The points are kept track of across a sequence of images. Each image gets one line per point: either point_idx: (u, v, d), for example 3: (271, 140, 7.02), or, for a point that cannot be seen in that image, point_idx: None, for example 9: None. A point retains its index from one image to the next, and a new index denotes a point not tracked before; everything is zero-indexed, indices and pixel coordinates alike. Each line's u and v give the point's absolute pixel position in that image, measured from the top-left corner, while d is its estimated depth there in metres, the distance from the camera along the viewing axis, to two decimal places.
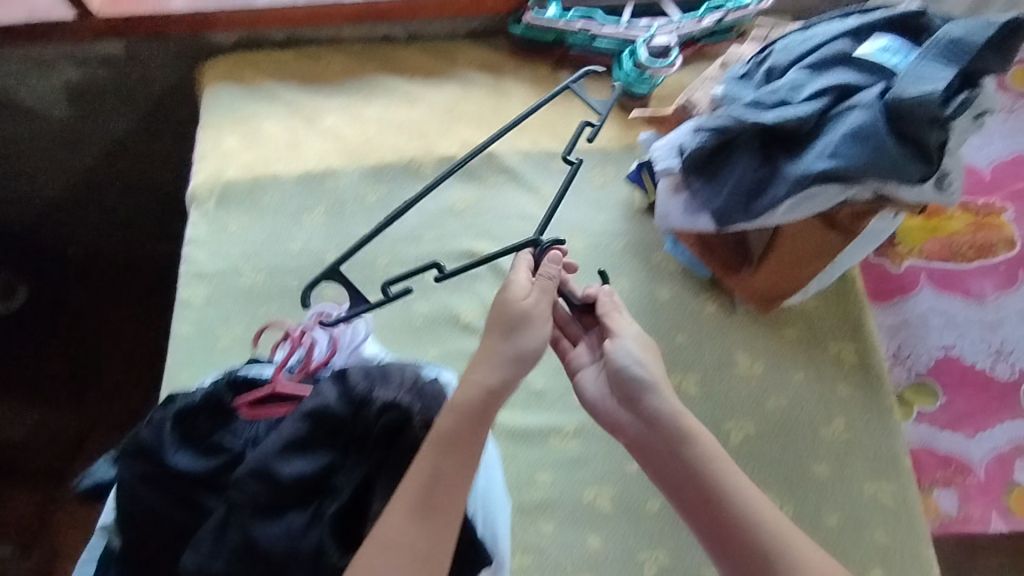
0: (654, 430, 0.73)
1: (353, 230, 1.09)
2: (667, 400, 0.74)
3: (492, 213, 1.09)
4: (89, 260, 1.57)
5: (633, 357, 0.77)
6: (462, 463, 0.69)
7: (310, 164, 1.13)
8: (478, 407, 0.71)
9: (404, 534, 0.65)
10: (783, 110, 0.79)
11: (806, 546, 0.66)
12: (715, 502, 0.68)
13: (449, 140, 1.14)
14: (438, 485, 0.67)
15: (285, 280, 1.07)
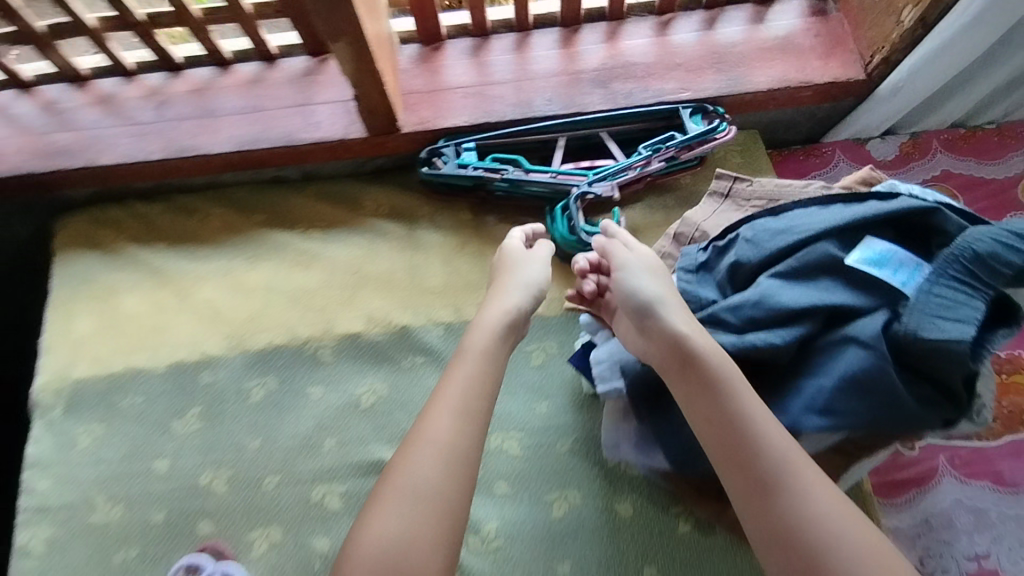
0: (664, 352, 0.62)
1: (233, 440, 0.87)
2: (682, 320, 0.62)
3: (409, 406, 0.88)
4: None
5: (654, 276, 0.68)
6: (484, 374, 0.66)
7: (181, 353, 0.92)
8: (495, 328, 0.69)
9: (442, 438, 0.61)
10: (749, 338, 0.60)
11: (828, 489, 0.53)
12: (727, 435, 0.56)
13: (353, 311, 0.93)
14: (472, 389, 0.64)
15: (147, 513, 0.84)
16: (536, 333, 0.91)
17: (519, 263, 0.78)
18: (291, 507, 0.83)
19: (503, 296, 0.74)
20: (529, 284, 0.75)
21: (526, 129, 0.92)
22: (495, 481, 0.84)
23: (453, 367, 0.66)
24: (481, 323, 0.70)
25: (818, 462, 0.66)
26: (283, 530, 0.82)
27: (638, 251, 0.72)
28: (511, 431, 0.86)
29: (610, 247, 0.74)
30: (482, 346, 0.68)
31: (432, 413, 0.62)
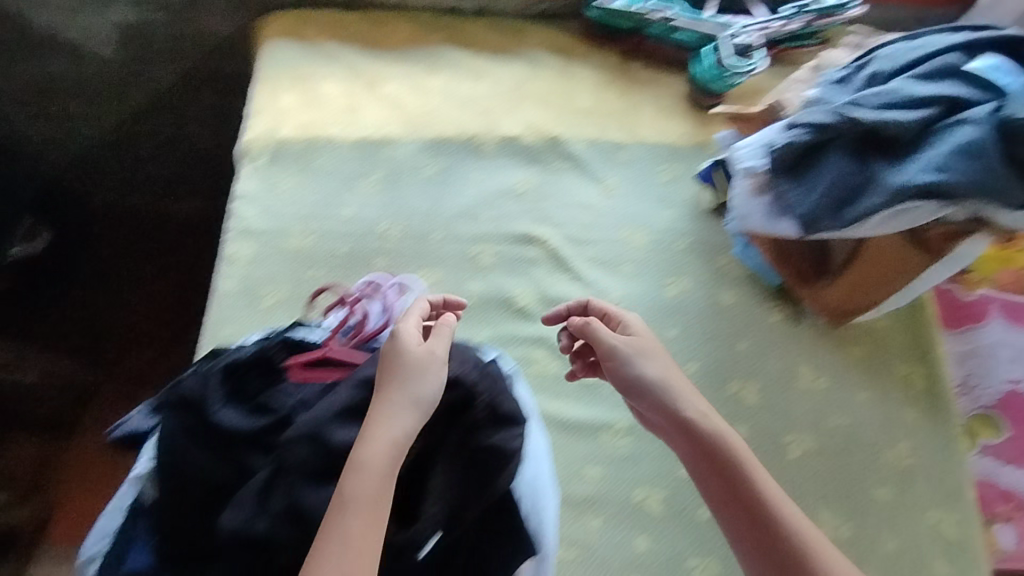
0: (680, 441, 0.71)
1: (408, 202, 1.05)
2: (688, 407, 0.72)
3: (555, 198, 1.05)
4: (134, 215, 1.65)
5: (651, 361, 0.74)
6: (370, 529, 0.62)
7: (367, 131, 1.09)
8: (379, 480, 0.64)
9: None
10: (885, 113, 0.76)
11: (834, 555, 0.65)
12: (739, 507, 0.67)
13: (513, 119, 1.09)
14: (353, 545, 0.61)
15: (334, 246, 1.02)
16: (666, 157, 1.07)
17: (412, 380, 0.71)
18: (451, 256, 1.01)
19: (392, 418, 0.68)
20: (410, 412, 0.69)
21: None
22: (621, 263, 1.01)
23: (346, 516, 0.62)
24: (367, 473, 0.64)
25: (907, 241, 0.83)
26: (444, 272, 1.00)
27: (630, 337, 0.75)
28: (638, 228, 1.03)
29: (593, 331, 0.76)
30: (374, 495, 0.64)
31: (335, 545, 0.61)
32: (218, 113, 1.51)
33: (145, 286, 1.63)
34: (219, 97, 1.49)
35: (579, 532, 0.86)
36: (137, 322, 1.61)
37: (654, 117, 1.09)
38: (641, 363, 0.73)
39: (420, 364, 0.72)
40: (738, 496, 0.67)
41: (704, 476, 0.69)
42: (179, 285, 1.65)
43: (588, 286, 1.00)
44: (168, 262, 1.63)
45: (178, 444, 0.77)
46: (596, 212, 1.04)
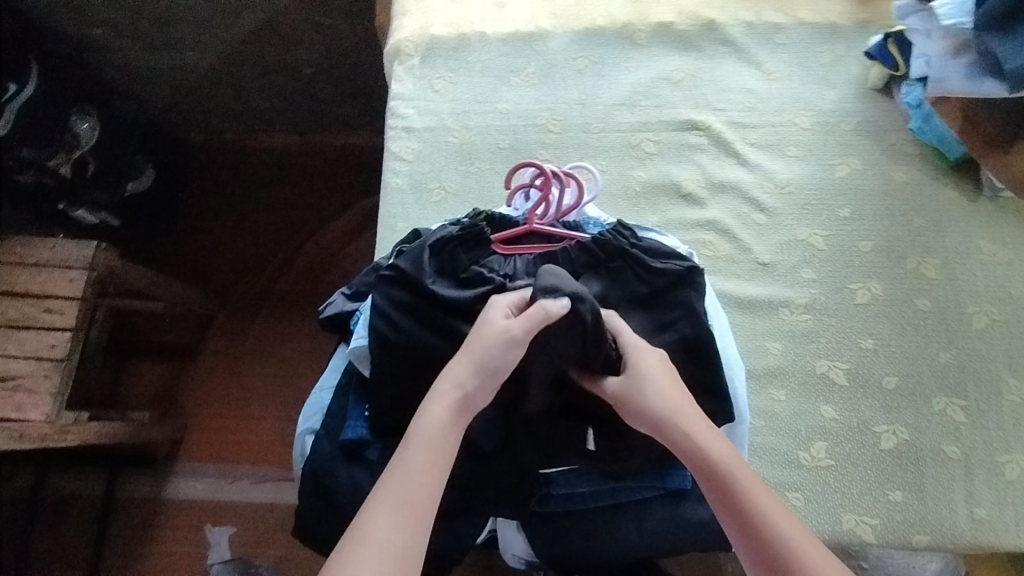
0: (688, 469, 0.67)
1: (565, 94, 1.05)
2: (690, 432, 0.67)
3: (713, 84, 1.03)
4: (242, 152, 1.76)
5: (648, 384, 0.69)
6: (429, 468, 0.65)
7: (517, 25, 1.08)
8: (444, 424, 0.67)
9: (383, 532, 0.60)
10: None
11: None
12: (745, 537, 0.61)
13: (665, 6, 1.07)
14: (415, 478, 0.64)
15: (495, 140, 1.03)
16: (826, 38, 1.04)
17: (488, 347, 0.69)
18: (613, 146, 1.01)
19: (453, 381, 0.69)
20: (466, 381, 0.69)
21: None
22: (787, 145, 1.00)
23: (404, 454, 0.65)
24: (429, 420, 0.67)
25: None
26: (608, 162, 1.00)
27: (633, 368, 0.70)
28: (801, 110, 1.01)
29: (590, 375, 0.73)
30: (440, 434, 0.67)
31: (392, 481, 0.63)
32: (328, 35, 1.52)
33: (255, 214, 1.73)
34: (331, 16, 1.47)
35: (765, 402, 0.87)
36: (252, 249, 1.71)
37: None
38: (641, 394, 0.69)
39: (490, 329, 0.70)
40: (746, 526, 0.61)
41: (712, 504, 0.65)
42: (285, 210, 1.73)
43: (754, 170, 0.99)
44: (275, 187, 1.75)
45: (395, 315, 0.80)
46: (757, 97, 1.02)
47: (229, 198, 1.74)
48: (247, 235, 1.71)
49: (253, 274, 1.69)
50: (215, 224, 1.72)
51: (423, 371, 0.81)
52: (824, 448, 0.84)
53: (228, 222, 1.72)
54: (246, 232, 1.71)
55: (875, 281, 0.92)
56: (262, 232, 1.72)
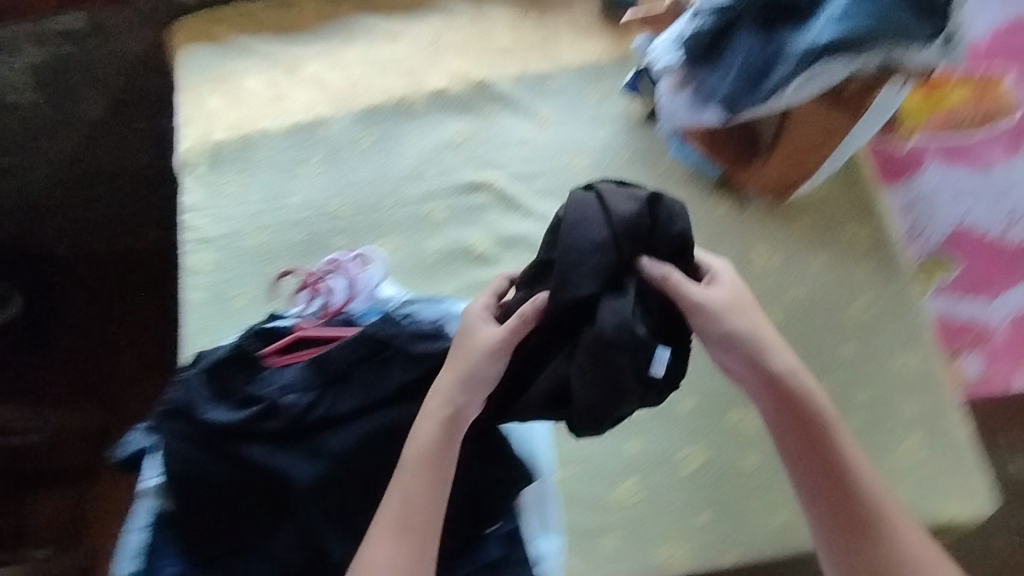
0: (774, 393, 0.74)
1: (354, 177, 1.06)
2: (806, 391, 0.73)
3: (492, 142, 1.06)
4: (87, 260, 1.51)
5: (747, 322, 0.73)
6: (424, 491, 0.71)
7: (298, 116, 1.09)
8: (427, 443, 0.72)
9: (387, 557, 0.69)
10: None
11: (899, 508, 0.73)
12: (824, 467, 0.73)
13: (437, 73, 1.10)
14: (409, 507, 0.71)
15: (290, 235, 1.04)
16: (592, 78, 1.08)
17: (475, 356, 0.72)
18: (405, 221, 1.03)
19: (442, 395, 0.73)
20: (449, 390, 0.73)
21: None
22: (569, 190, 1.03)
23: (403, 477, 0.72)
24: (417, 441, 0.73)
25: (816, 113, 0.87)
26: (401, 238, 1.02)
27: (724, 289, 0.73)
28: (576, 152, 1.05)
29: (677, 277, 0.70)
30: (425, 454, 0.72)
31: (388, 505, 0.72)
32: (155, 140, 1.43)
33: (119, 327, 1.51)
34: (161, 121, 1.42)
35: (574, 449, 0.90)
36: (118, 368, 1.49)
37: (574, 40, 1.10)
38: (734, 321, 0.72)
39: (474, 328, 0.74)
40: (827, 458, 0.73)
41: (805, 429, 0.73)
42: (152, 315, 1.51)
43: (541, 219, 1.02)
44: (136, 293, 1.51)
45: (179, 449, 0.80)
46: (534, 147, 1.06)
47: (82, 318, 1.50)
48: (116, 349, 1.50)
49: (126, 392, 1.48)
50: (72, 349, 1.49)
51: (218, 496, 0.80)
52: (635, 484, 0.88)
53: (86, 343, 1.49)
54: (114, 346, 1.50)
55: None
56: (133, 344, 1.50)
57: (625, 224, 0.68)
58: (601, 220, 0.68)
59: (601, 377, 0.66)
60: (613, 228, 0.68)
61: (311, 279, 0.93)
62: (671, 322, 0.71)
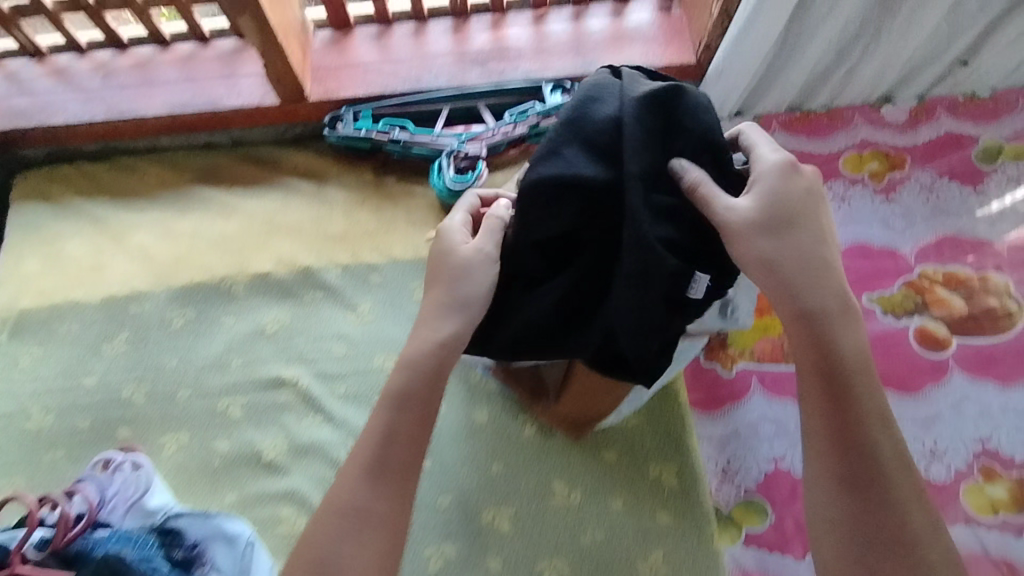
0: (814, 314, 0.67)
1: (156, 360, 1.01)
2: (840, 324, 0.67)
3: (307, 334, 1.02)
4: None
5: (796, 249, 0.67)
6: (410, 427, 0.68)
7: (114, 288, 1.06)
8: (398, 394, 0.69)
9: (359, 504, 0.65)
10: None
11: (910, 477, 0.65)
12: (841, 417, 0.66)
13: (263, 256, 1.07)
14: (394, 441, 0.68)
15: (76, 420, 0.98)
16: (420, 273, 1.06)
17: (443, 259, 0.73)
18: (197, 416, 0.97)
19: (432, 312, 0.72)
20: (449, 305, 0.71)
21: (430, 103, 1.07)
22: (375, 395, 0.98)
23: (379, 410, 0.69)
24: (408, 359, 0.70)
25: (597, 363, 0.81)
26: (189, 436, 0.96)
27: (771, 209, 0.68)
28: (390, 354, 1.01)
29: (712, 188, 0.67)
30: (397, 392, 0.69)
31: (376, 419, 0.69)
32: None
33: None
34: None
35: None
36: None
37: (406, 233, 1.09)
38: (769, 243, 0.67)
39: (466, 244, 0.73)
40: (844, 399, 0.66)
41: (822, 364, 0.67)
42: None
43: (340, 426, 0.96)
44: None
45: None
46: (349, 343, 1.02)
47: None
48: None
49: None
50: None
51: None
52: None
53: None
54: None
55: (450, 542, 0.89)
56: None
57: (639, 111, 0.66)
58: (612, 126, 0.66)
59: (644, 300, 0.66)
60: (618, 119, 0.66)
61: (54, 493, 0.87)
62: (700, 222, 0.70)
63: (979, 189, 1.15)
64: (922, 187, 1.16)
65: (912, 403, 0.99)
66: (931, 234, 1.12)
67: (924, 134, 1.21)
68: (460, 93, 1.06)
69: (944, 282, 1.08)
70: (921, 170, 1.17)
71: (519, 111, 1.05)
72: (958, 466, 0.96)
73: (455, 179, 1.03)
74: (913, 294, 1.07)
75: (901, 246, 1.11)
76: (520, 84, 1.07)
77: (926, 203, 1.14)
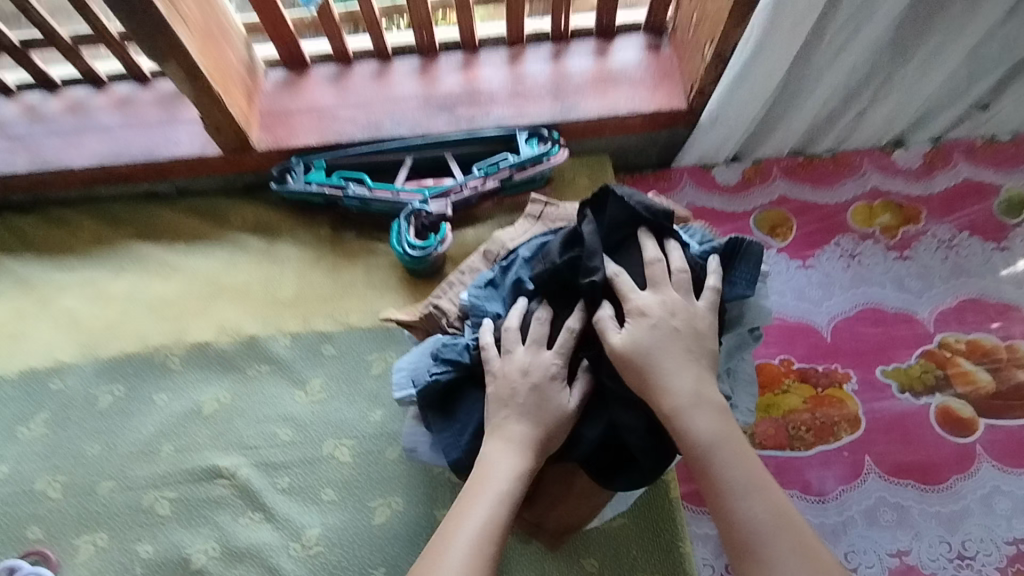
0: (695, 422, 0.62)
1: (75, 445, 0.89)
2: (705, 419, 0.63)
3: (250, 414, 0.90)
4: None
5: (673, 365, 0.64)
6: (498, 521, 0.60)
7: (35, 360, 0.94)
8: (506, 498, 0.62)
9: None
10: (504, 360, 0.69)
11: None
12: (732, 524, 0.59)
13: (204, 323, 0.96)
14: (490, 534, 0.59)
15: None
16: (379, 343, 0.94)
17: (555, 423, 0.66)
18: (119, 512, 0.85)
19: (515, 424, 0.66)
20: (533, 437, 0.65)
21: (391, 154, 0.98)
22: (323, 489, 0.85)
23: (471, 502, 0.61)
24: (502, 463, 0.64)
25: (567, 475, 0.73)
26: (109, 536, 0.83)
27: (655, 324, 0.65)
28: (344, 439, 0.88)
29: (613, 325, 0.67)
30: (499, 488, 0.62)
31: (469, 506, 0.61)
32: None
33: None
34: None
35: None
36: None
37: (365, 297, 0.97)
38: (650, 352, 0.65)
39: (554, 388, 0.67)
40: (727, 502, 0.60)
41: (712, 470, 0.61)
42: None
43: (282, 526, 0.83)
44: None
45: None
46: (296, 425, 0.89)
47: None
48: None
49: None
50: None
51: None
52: None
53: None
54: None
55: None
56: None
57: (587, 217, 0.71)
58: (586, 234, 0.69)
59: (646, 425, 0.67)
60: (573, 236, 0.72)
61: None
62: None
63: (1004, 246, 1.04)
64: (939, 243, 1.04)
65: (936, 497, 0.86)
66: (951, 297, 1.00)
67: (940, 182, 1.10)
68: (423, 143, 0.97)
69: (967, 353, 0.96)
70: (938, 223, 1.06)
71: (488, 162, 0.97)
72: (990, 573, 0.82)
73: (420, 243, 0.92)
74: (933, 366, 0.95)
75: (918, 311, 1.00)
76: (490, 132, 0.98)
77: (944, 261, 1.03)
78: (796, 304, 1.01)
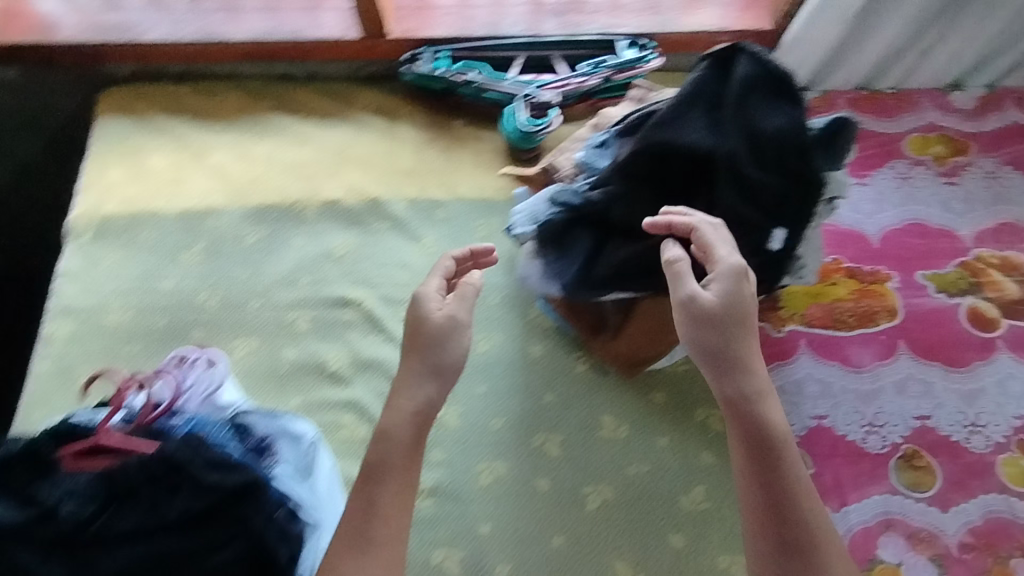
0: (754, 397, 0.69)
1: (228, 270, 1.06)
2: (767, 403, 0.70)
3: (373, 258, 1.06)
4: None
5: (740, 341, 0.71)
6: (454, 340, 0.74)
7: (192, 202, 1.11)
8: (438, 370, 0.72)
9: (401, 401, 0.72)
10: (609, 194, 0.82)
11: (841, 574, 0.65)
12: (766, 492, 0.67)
13: (335, 183, 1.12)
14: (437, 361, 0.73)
15: (152, 320, 1.03)
16: (483, 213, 1.09)
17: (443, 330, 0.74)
18: (267, 323, 1.02)
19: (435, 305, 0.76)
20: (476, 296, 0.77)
21: (507, 49, 1.11)
22: None
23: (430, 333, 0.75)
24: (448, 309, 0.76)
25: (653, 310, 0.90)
26: (260, 341, 1.01)
27: (737, 280, 0.72)
28: None
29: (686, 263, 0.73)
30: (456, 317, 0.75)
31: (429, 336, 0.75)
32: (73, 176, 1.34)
33: None
34: (66, 159, 1.33)
35: None
36: None
37: (472, 173, 1.12)
38: (725, 327, 0.70)
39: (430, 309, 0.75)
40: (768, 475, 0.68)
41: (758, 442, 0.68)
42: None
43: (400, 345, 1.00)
44: None
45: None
46: (413, 271, 1.05)
47: None
48: None
49: None
50: None
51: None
52: None
53: None
54: None
55: (500, 461, 0.92)
56: None
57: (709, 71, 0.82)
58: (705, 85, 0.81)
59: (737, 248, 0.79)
60: (702, 83, 0.81)
61: (141, 376, 0.91)
62: (794, 174, 0.79)
63: None
64: (985, 173, 1.16)
65: (958, 377, 1.00)
66: (991, 219, 1.12)
67: (992, 122, 1.21)
68: (536, 41, 1.11)
69: (1000, 266, 1.08)
70: (985, 157, 1.17)
71: (593, 62, 1.09)
72: (999, 439, 0.96)
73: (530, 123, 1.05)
74: (968, 275, 1.08)
75: (959, 229, 1.12)
76: (596, 37, 1.11)
77: (987, 189, 1.15)
78: (850, 215, 1.14)
